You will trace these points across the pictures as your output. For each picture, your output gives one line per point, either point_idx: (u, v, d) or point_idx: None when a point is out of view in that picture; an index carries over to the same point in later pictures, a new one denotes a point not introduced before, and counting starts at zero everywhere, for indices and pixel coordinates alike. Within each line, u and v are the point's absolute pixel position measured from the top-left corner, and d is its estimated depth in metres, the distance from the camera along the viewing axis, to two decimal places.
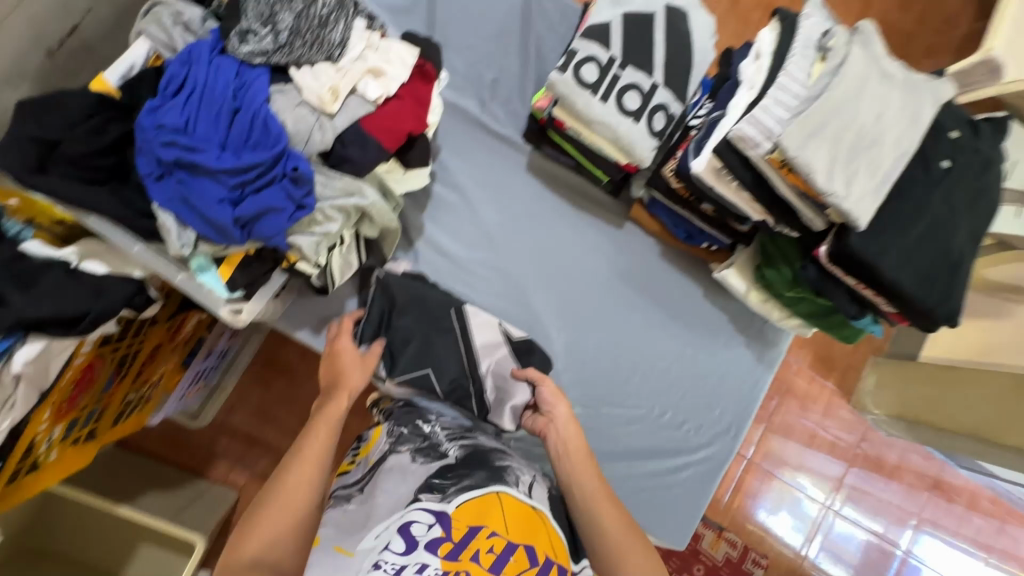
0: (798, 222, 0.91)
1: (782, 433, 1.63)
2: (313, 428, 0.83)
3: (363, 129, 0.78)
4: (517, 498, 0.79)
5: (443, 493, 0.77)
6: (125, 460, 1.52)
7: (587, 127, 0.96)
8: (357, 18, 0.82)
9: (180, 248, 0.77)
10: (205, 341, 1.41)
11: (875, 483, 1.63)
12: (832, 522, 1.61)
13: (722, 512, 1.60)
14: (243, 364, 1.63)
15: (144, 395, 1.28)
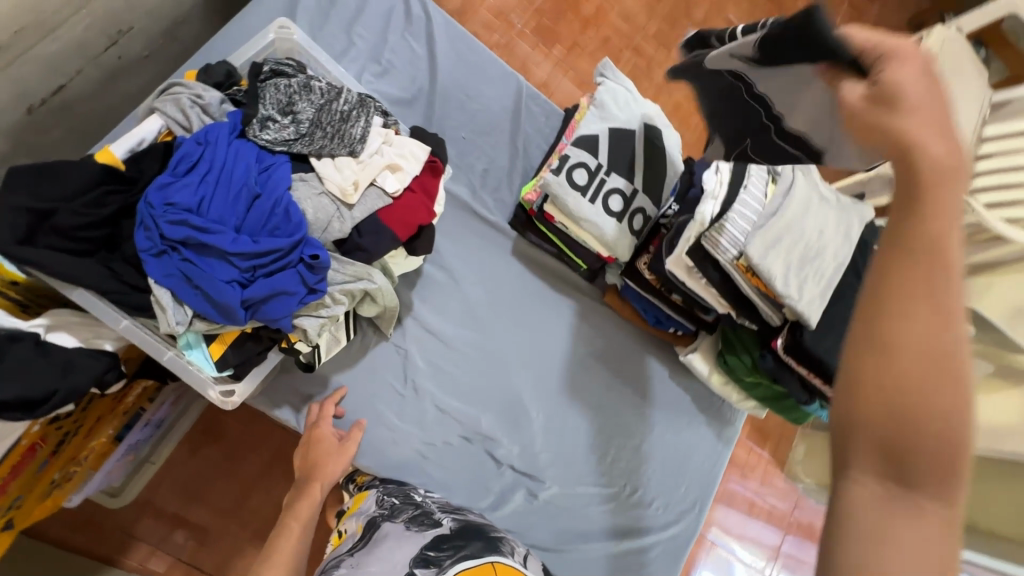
0: (758, 316, 1.03)
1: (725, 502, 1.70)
2: (287, 525, 0.84)
3: (379, 220, 0.82)
4: (512, 567, 0.78)
5: (439, 565, 0.74)
6: (27, 550, 1.31)
7: (574, 223, 1.06)
8: (375, 115, 0.88)
9: (175, 326, 0.74)
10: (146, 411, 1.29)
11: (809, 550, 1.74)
12: None
13: None
14: (177, 435, 1.48)
15: (72, 474, 1.14)
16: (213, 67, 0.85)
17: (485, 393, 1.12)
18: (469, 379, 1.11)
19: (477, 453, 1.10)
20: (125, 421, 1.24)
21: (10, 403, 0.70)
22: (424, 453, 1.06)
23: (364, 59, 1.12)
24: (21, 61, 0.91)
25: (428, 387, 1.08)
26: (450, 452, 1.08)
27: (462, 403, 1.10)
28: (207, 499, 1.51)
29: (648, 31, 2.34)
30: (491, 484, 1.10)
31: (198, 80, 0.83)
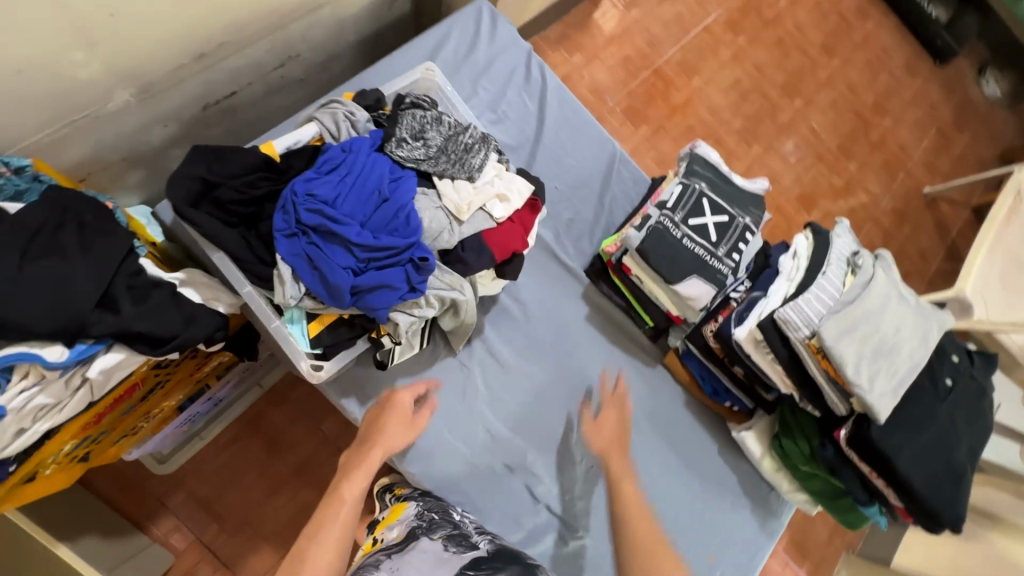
0: (823, 403, 1.01)
1: None
2: (347, 477, 0.83)
3: (482, 240, 0.91)
4: None
5: None
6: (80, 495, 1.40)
7: (653, 280, 1.09)
8: (493, 152, 0.99)
9: (289, 299, 0.83)
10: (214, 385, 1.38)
11: None
12: None
13: None
14: (231, 416, 1.56)
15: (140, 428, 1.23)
16: (367, 92, 1.00)
17: (534, 428, 1.15)
18: (520, 410, 1.15)
19: (517, 486, 1.12)
20: (189, 394, 1.32)
21: (142, 335, 0.80)
22: (468, 473, 1.08)
23: (483, 107, 1.27)
24: (213, 67, 1.11)
25: (482, 409, 1.12)
26: (492, 477, 1.10)
27: (511, 433, 1.13)
28: (243, 484, 1.57)
29: (732, 127, 2.47)
30: (525, 520, 1.10)
31: (354, 100, 0.98)
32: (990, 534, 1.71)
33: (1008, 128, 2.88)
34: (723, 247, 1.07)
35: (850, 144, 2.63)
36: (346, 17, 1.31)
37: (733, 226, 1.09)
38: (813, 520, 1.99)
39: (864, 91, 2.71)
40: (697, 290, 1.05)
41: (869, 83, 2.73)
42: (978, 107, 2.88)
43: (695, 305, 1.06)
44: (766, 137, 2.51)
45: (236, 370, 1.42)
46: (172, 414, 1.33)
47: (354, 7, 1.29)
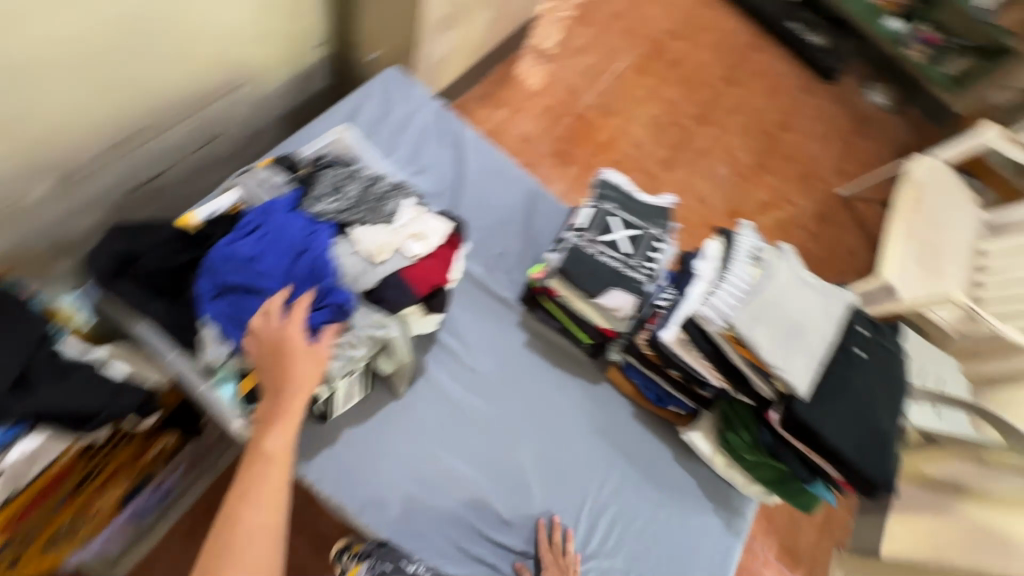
0: (751, 390, 1.07)
1: None
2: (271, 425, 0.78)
3: (402, 277, 0.96)
4: None
5: None
6: None
7: (579, 297, 1.15)
8: (407, 196, 1.05)
9: (216, 357, 0.87)
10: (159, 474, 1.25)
11: None
12: None
13: None
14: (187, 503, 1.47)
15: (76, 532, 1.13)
16: (282, 157, 1.06)
17: (487, 460, 1.15)
18: (472, 444, 1.15)
19: (474, 524, 1.10)
20: (134, 485, 1.20)
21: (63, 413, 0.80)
22: (423, 515, 1.08)
23: (403, 161, 1.35)
24: (134, 154, 1.16)
25: (432, 447, 1.12)
26: (447, 517, 1.09)
27: (465, 468, 1.13)
28: None
29: (655, 157, 2.66)
30: (485, 557, 1.10)
31: (269, 164, 1.03)
32: (963, 506, 1.74)
33: (902, 128, 3.18)
34: (637, 258, 1.15)
35: (764, 159, 2.85)
36: (266, 96, 1.39)
37: (644, 237, 1.18)
38: (800, 523, 2.00)
39: (766, 112, 2.98)
40: (618, 301, 1.12)
41: (770, 105, 3.00)
42: (872, 114, 3.18)
43: (619, 315, 1.13)
44: (687, 163, 2.71)
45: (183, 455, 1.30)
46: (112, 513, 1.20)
47: (272, 86, 1.39)
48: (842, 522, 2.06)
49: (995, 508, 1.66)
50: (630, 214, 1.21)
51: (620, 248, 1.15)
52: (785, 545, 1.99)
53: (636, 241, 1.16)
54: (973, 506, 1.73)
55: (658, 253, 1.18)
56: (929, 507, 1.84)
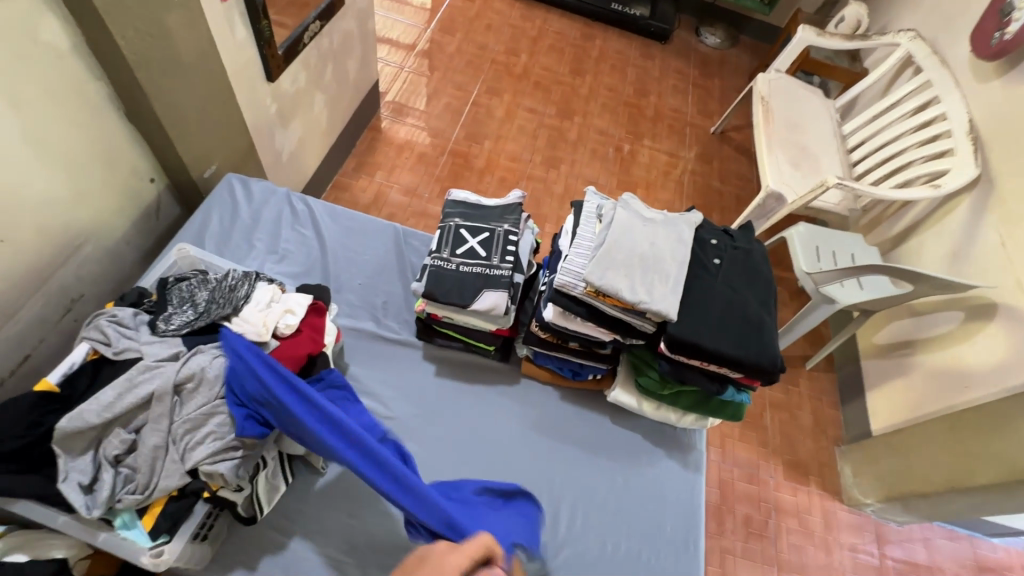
0: (635, 330, 1.14)
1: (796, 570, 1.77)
2: None
3: (270, 358, 0.98)
4: None
5: None
6: None
7: (458, 311, 1.20)
8: (260, 281, 1.09)
9: (85, 509, 0.83)
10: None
11: None
12: None
13: None
14: None
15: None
16: (128, 293, 1.08)
17: None
18: None
19: None
20: None
21: None
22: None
23: (264, 254, 1.39)
24: None
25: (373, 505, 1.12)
26: None
27: None
28: None
29: (535, 162, 2.79)
30: None
31: (115, 305, 1.05)
32: (917, 358, 1.79)
33: (743, 59, 3.45)
34: (496, 256, 1.22)
35: (633, 127, 3.03)
36: (116, 245, 1.42)
37: (497, 236, 1.25)
38: (794, 437, 2.02)
39: (619, 87, 3.19)
40: (493, 300, 1.17)
41: (620, 80, 3.22)
42: (712, 55, 3.44)
43: (498, 312, 1.17)
44: (566, 156, 2.85)
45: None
46: None
47: (119, 233, 1.42)
48: (831, 417, 2.08)
49: (937, 350, 1.73)
50: (478, 221, 1.28)
51: (478, 255, 1.22)
52: (789, 460, 1.97)
53: (488, 243, 1.23)
54: (927, 356, 1.76)
55: (515, 245, 1.25)
56: (890, 372, 1.89)
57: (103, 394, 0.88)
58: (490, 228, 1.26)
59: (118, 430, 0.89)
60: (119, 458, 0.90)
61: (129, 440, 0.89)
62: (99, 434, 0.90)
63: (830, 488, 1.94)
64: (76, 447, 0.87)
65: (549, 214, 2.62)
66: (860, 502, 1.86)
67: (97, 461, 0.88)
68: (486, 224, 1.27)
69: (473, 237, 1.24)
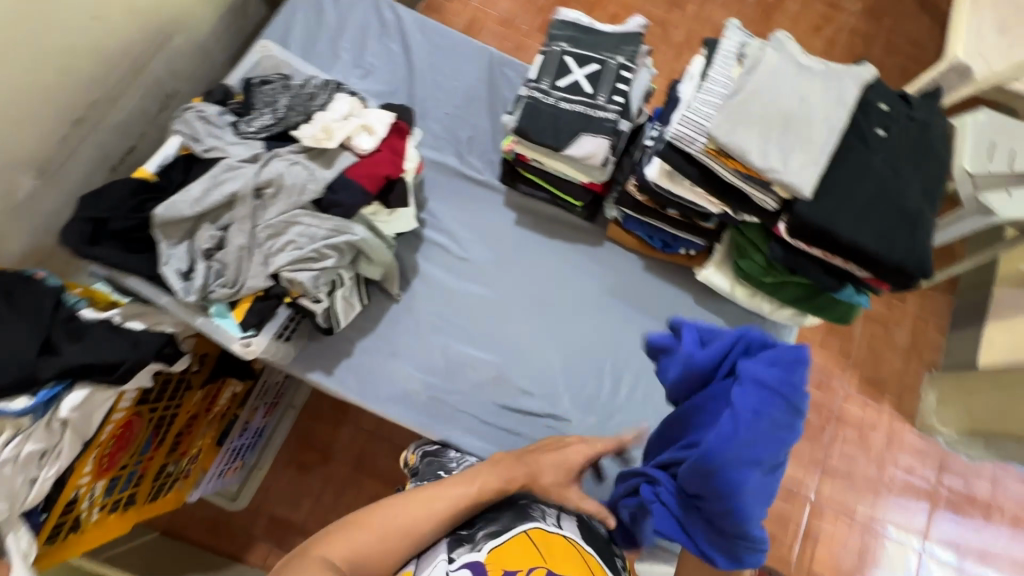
0: (754, 205, 0.96)
1: (844, 477, 1.74)
2: (410, 497, 0.77)
3: (347, 177, 0.94)
4: (547, 530, 0.76)
5: (473, 542, 0.75)
6: (170, 546, 1.55)
7: (549, 155, 1.07)
8: (340, 92, 1.00)
9: (186, 295, 0.89)
10: (238, 420, 1.44)
11: (968, 523, 1.71)
12: (926, 566, 1.68)
13: (794, 564, 1.68)
14: (279, 442, 1.69)
15: (183, 471, 1.32)
16: (214, 90, 1.04)
17: (498, 342, 1.16)
18: (480, 329, 1.16)
19: (495, 400, 1.12)
20: (222, 429, 1.41)
21: (90, 366, 0.90)
22: (447, 401, 1.11)
23: (348, 67, 1.28)
24: (95, 131, 1.18)
25: (441, 338, 1.15)
26: (471, 398, 1.12)
27: (480, 352, 1.15)
28: (305, 497, 1.67)
29: None
30: (518, 429, 1.11)
31: (202, 101, 1.01)
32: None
33: None
34: (604, 95, 1.03)
35: None
36: (203, 42, 1.35)
37: (607, 70, 1.05)
38: (886, 353, 1.84)
39: None
40: (591, 147, 1.02)
41: None
42: None
43: (594, 162, 1.03)
44: None
45: (252, 400, 1.48)
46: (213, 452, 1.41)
47: (205, 28, 1.34)
48: (932, 342, 1.86)
49: None
50: (587, 48, 1.07)
51: (583, 91, 1.04)
52: (867, 376, 1.82)
53: (596, 79, 1.04)
54: None
55: (627, 85, 1.05)
56: None
57: (192, 188, 0.89)
58: (600, 60, 1.05)
59: (207, 225, 0.91)
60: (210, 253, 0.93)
61: (217, 237, 0.92)
62: (192, 228, 0.92)
63: (903, 411, 1.81)
64: (173, 236, 0.91)
65: (661, 66, 2.24)
66: (933, 430, 1.74)
67: (192, 252, 0.92)
68: (596, 54, 1.06)
69: (579, 70, 1.05)
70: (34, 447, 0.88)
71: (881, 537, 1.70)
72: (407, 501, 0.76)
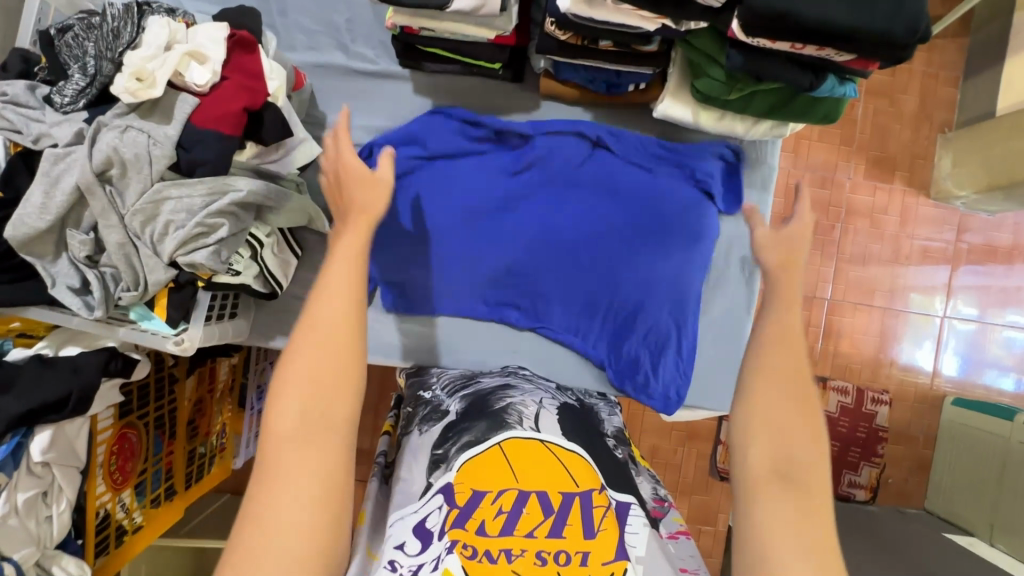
0: (695, 9, 0.77)
1: (860, 259, 1.63)
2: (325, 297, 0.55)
3: (197, 127, 0.77)
4: (521, 436, 0.71)
5: (447, 462, 0.70)
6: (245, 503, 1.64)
7: (438, 17, 0.85)
8: (149, 16, 0.79)
9: (82, 309, 0.79)
10: (249, 385, 1.40)
11: (993, 271, 1.62)
12: (952, 329, 1.62)
13: (821, 363, 1.63)
14: None
15: (215, 447, 1.32)
16: (8, 61, 0.83)
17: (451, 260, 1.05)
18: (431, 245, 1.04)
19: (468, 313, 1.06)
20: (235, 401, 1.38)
21: (36, 410, 0.84)
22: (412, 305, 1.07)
23: None
24: None
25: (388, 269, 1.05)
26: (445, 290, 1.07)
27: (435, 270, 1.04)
28: None
29: None
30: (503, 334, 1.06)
31: (1, 80, 0.81)
32: None
33: None
34: None
35: None
36: None
37: None
38: (892, 125, 1.64)
39: None
40: None
41: None
42: None
43: (491, 11, 0.81)
44: None
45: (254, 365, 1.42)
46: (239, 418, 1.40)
47: None
48: (944, 98, 1.63)
49: None
50: None
51: None
52: (876, 158, 1.63)
53: None
54: None
55: None
56: None
57: (33, 193, 0.75)
58: None
59: (73, 231, 0.78)
60: (96, 259, 0.82)
61: (90, 239, 0.79)
62: (61, 238, 0.80)
63: (917, 182, 1.64)
64: (45, 254, 0.79)
65: None
66: (950, 196, 1.58)
67: (75, 263, 0.80)
68: None
69: None
70: (28, 494, 0.87)
71: (903, 313, 1.62)
72: (315, 358, 0.53)
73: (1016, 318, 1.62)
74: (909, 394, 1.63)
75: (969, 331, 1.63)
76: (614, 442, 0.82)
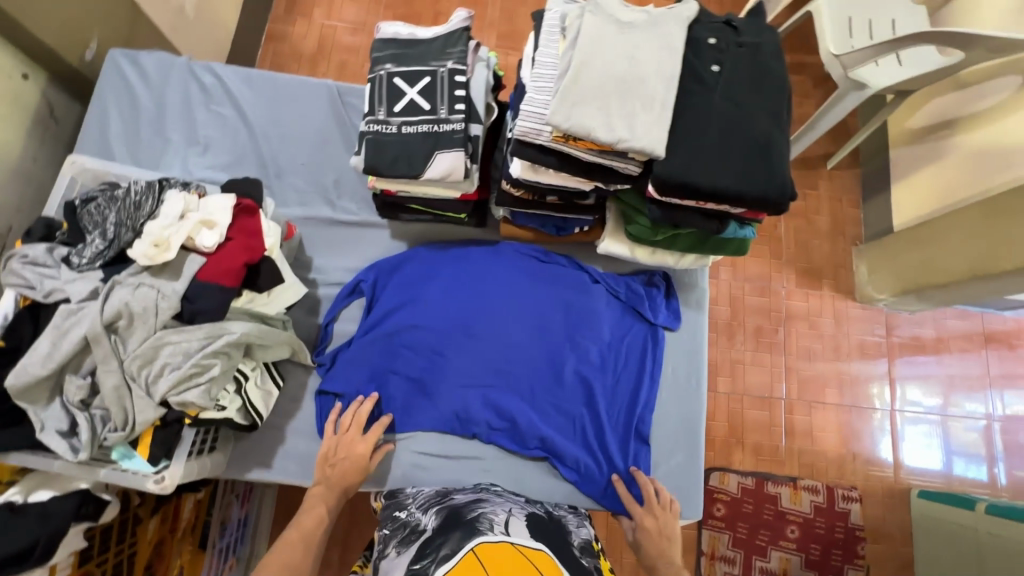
0: (619, 175, 0.96)
1: (806, 357, 1.77)
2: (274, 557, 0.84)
3: (201, 281, 0.89)
4: (492, 539, 0.75)
5: None
6: None
7: (413, 183, 1.03)
8: (168, 191, 0.94)
9: (68, 452, 0.82)
10: (213, 520, 1.33)
11: (929, 364, 1.76)
12: (902, 423, 1.72)
13: (787, 462, 1.69)
14: (266, 527, 1.56)
15: None
16: (32, 227, 0.94)
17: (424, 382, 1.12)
18: None
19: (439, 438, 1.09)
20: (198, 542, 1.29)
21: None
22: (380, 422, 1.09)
23: (184, 148, 1.19)
24: None
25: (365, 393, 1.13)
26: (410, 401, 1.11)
27: None
28: None
29: None
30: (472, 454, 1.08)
31: (23, 244, 0.92)
32: (956, 140, 1.54)
33: None
34: (444, 106, 1.00)
35: None
36: None
37: (439, 80, 1.01)
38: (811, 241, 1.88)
39: None
40: (447, 164, 0.99)
41: None
42: None
43: (456, 178, 0.99)
44: None
45: (221, 499, 1.37)
46: (198, 560, 1.29)
47: None
48: (850, 216, 1.90)
49: (980, 129, 1.48)
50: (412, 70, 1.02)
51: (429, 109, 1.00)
52: (803, 268, 1.85)
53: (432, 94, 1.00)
54: (965, 136, 1.53)
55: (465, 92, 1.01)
56: (919, 160, 1.65)
57: (39, 345, 0.82)
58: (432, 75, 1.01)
59: (72, 376, 0.85)
60: (88, 403, 0.87)
61: (87, 383, 0.86)
62: (57, 384, 0.86)
63: (842, 288, 1.84)
64: (39, 399, 0.84)
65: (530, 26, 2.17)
66: (872, 299, 1.76)
67: (67, 407, 0.85)
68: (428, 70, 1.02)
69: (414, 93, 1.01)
70: None
71: (855, 408, 1.73)
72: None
73: (959, 405, 1.73)
74: (876, 488, 1.67)
75: (918, 421, 1.72)
76: (581, 551, 0.85)
